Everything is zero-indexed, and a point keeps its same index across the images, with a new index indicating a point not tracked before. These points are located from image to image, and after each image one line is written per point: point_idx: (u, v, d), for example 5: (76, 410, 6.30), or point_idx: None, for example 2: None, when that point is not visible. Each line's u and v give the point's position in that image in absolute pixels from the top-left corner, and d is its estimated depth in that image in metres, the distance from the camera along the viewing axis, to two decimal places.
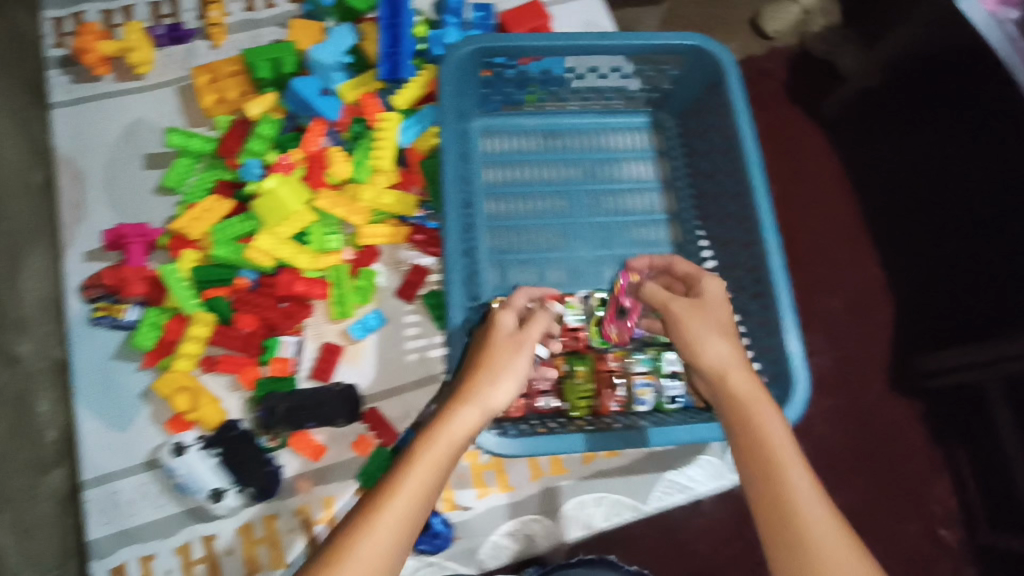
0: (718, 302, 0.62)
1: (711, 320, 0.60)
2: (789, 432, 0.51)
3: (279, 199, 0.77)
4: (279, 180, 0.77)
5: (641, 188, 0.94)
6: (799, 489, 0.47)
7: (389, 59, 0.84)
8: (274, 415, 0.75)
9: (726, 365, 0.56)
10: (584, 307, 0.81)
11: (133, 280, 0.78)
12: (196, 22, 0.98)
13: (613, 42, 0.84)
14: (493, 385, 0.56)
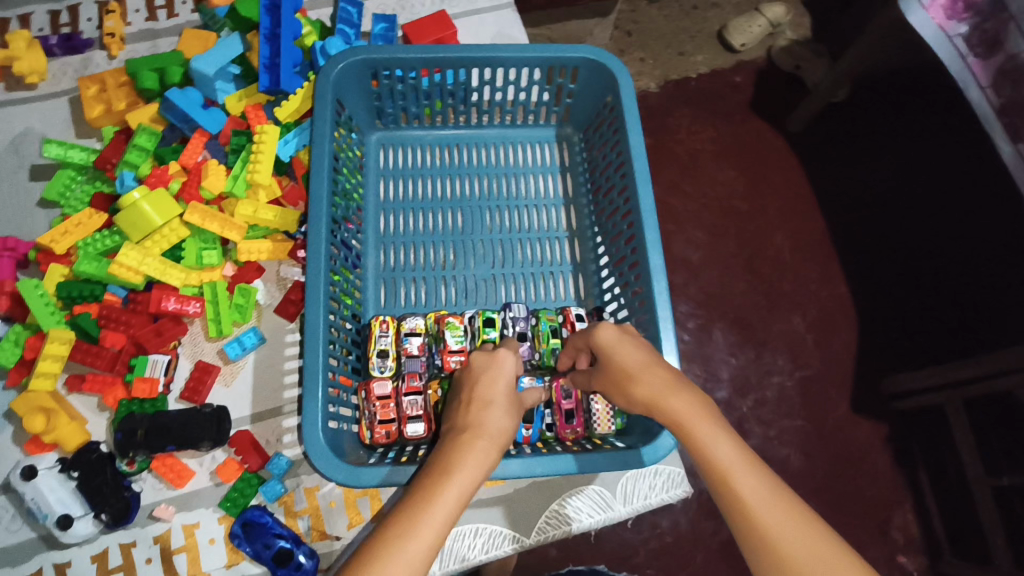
0: (617, 344, 0.61)
1: (618, 369, 0.59)
2: (734, 440, 0.50)
3: (144, 213, 0.75)
4: (142, 194, 0.75)
5: (543, 205, 0.91)
6: (752, 503, 0.46)
7: (269, 70, 0.84)
8: (133, 438, 0.71)
9: (656, 398, 0.55)
10: (466, 329, 0.79)
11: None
12: (94, 31, 0.97)
13: (501, 53, 0.82)
14: (492, 417, 0.58)
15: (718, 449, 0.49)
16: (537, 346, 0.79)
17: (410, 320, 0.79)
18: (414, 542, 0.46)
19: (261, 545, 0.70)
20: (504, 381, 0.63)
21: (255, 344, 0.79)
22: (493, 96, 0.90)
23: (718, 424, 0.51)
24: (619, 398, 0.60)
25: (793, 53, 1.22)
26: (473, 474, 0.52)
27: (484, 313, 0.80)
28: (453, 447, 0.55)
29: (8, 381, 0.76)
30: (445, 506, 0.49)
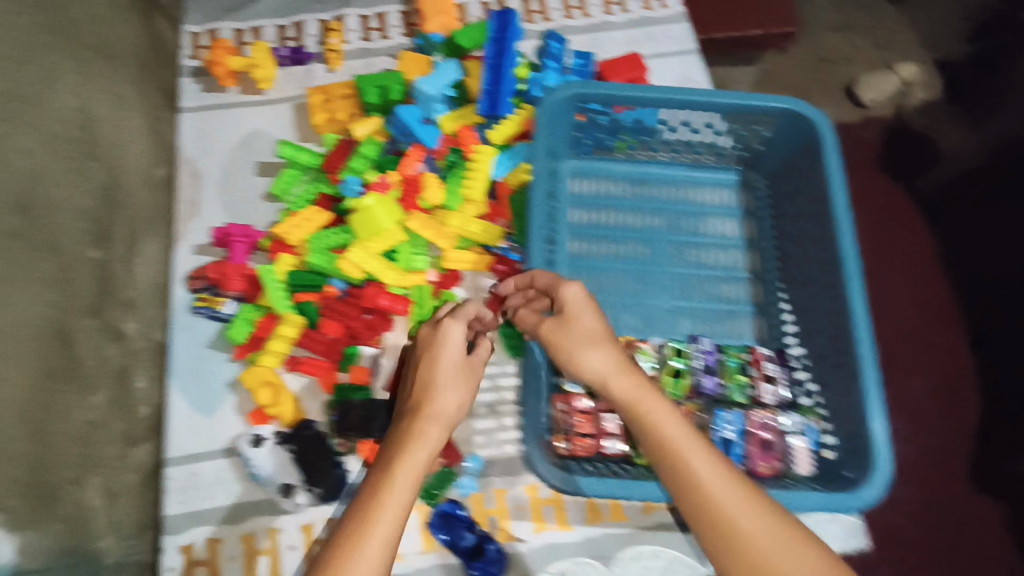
0: (580, 306, 0.65)
1: (582, 332, 0.63)
2: (688, 423, 0.58)
3: (372, 214, 0.81)
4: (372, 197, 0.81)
5: (724, 245, 0.94)
6: (704, 477, 0.54)
7: (490, 96, 0.87)
8: (348, 421, 0.78)
9: (610, 374, 0.60)
10: (657, 355, 0.83)
11: (234, 276, 0.84)
12: (317, 47, 1.06)
13: (707, 99, 0.85)
14: (438, 400, 0.66)
15: (670, 428, 0.57)
16: (722, 380, 0.82)
17: None
18: (386, 518, 0.55)
19: (457, 537, 0.75)
20: (454, 347, 0.70)
21: None
22: (687, 137, 0.93)
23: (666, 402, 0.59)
24: (559, 355, 0.65)
25: (924, 115, 1.20)
26: (418, 458, 0.60)
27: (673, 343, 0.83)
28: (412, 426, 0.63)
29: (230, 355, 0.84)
30: (408, 482, 0.58)
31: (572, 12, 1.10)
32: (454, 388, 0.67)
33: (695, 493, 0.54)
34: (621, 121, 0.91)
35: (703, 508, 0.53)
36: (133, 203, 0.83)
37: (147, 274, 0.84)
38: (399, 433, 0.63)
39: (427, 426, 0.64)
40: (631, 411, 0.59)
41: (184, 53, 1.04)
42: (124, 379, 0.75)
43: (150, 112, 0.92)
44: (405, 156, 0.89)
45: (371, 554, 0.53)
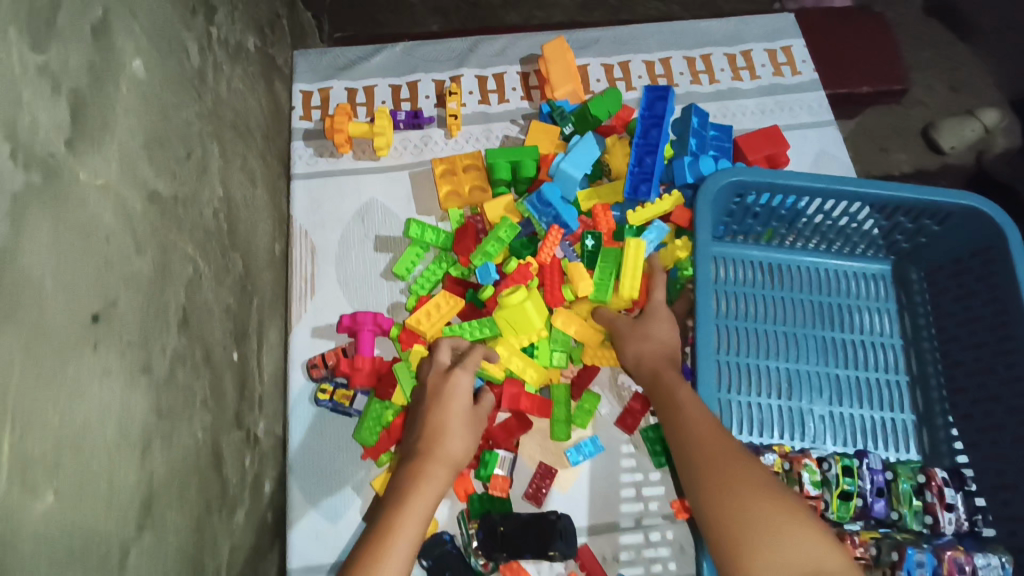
0: (659, 314, 0.77)
1: (645, 331, 0.76)
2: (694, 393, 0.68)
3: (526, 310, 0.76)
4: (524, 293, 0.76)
5: (881, 343, 0.87)
6: (700, 419, 0.65)
7: (637, 177, 0.85)
8: (494, 538, 0.72)
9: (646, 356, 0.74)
10: (824, 475, 0.75)
11: (365, 370, 0.80)
12: (433, 110, 1.01)
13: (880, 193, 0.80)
14: (447, 442, 0.68)
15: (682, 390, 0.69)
16: (895, 504, 0.75)
17: (767, 455, 0.76)
18: (405, 531, 0.60)
19: None
20: (460, 392, 0.71)
21: (595, 452, 0.78)
22: (846, 224, 0.87)
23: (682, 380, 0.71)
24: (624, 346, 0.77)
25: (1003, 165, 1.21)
26: (427, 499, 0.64)
27: (842, 460, 0.75)
28: (424, 453, 0.67)
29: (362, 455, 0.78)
30: (423, 508, 0.63)
31: (699, 77, 1.05)
32: (460, 430, 0.70)
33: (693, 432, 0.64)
34: (775, 209, 0.86)
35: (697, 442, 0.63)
36: (260, 288, 0.78)
37: (271, 364, 0.79)
38: (416, 455, 0.67)
39: (436, 465, 0.66)
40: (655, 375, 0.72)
41: (296, 114, 1.00)
42: (256, 489, 0.70)
43: (270, 184, 0.88)
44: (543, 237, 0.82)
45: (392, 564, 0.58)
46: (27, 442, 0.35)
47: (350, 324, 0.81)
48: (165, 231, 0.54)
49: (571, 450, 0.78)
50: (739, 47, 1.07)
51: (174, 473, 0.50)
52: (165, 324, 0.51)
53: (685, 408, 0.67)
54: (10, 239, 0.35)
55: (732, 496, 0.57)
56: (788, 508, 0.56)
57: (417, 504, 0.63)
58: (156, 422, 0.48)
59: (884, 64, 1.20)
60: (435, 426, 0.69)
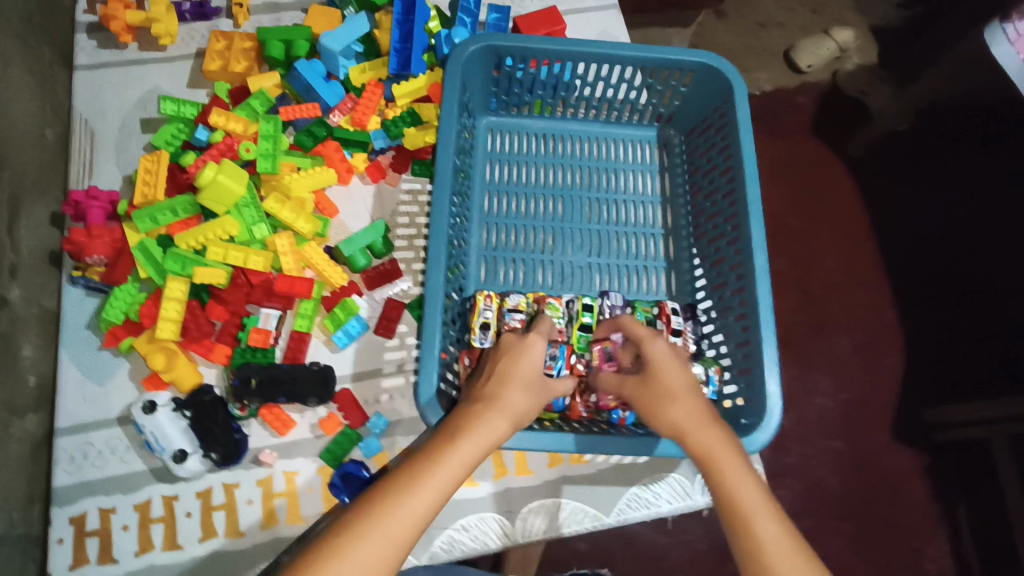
0: (665, 362, 0.65)
1: (664, 385, 0.64)
2: (746, 464, 0.57)
3: (223, 186, 0.78)
4: (220, 170, 0.78)
5: (641, 201, 0.94)
6: (752, 514, 0.53)
7: (400, 53, 0.88)
8: (249, 385, 0.75)
9: (688, 426, 0.60)
10: (566, 312, 0.81)
11: (100, 240, 0.79)
12: (222, 1, 1.01)
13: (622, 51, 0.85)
14: (468, 440, 0.57)
15: (746, 492, 0.55)
16: None
17: (513, 296, 0.81)
18: (408, 508, 0.50)
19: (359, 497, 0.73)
20: (532, 387, 0.64)
21: (361, 331, 0.82)
22: (604, 92, 0.93)
23: (745, 464, 0.57)
24: (649, 418, 0.64)
25: (859, 78, 1.22)
26: (429, 498, 0.51)
27: (584, 299, 0.82)
28: (470, 433, 0.57)
29: (103, 344, 0.79)
30: (422, 510, 0.51)
31: None
32: (481, 436, 0.58)
33: (753, 549, 0.51)
34: (539, 77, 0.90)
35: (756, 556, 0.51)
36: (16, 164, 0.79)
37: (33, 239, 0.80)
38: (436, 440, 0.57)
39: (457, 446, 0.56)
40: (710, 464, 0.58)
41: (80, 8, 0.99)
42: (6, 350, 0.72)
43: (37, 69, 0.87)
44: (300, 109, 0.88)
45: (361, 563, 0.46)
46: None
47: (83, 201, 0.82)
48: None
49: (336, 335, 0.81)
50: None
51: None
52: None
53: (728, 480, 0.56)
54: None
55: None
56: None
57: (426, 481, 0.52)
58: None
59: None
60: (476, 408, 0.60)
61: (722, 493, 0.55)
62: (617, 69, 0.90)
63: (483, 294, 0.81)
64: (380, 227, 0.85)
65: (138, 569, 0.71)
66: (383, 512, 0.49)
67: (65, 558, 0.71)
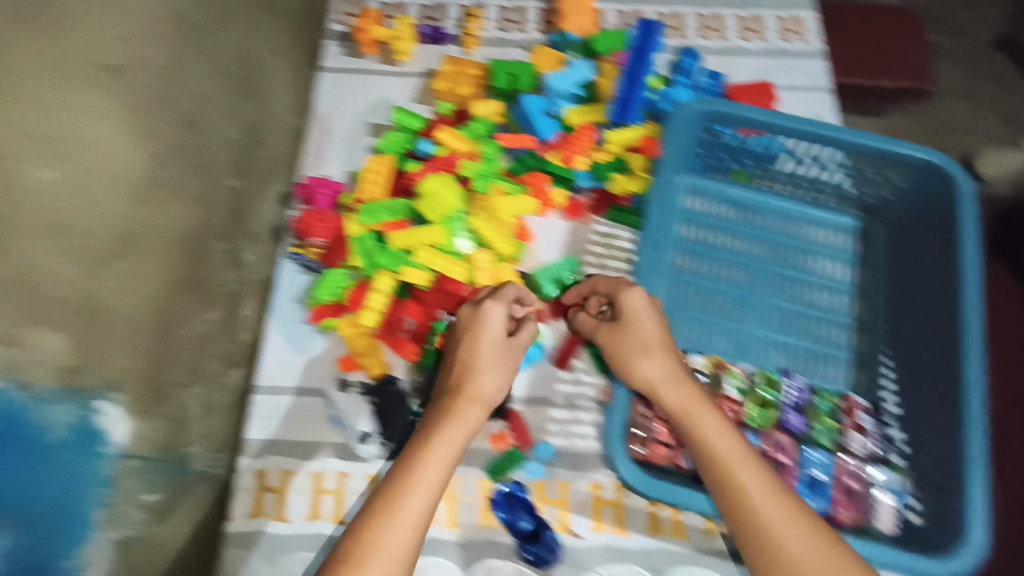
0: (643, 316, 0.76)
1: (637, 339, 0.75)
2: (730, 432, 0.69)
3: (439, 197, 0.84)
4: (438, 182, 0.85)
5: (830, 287, 0.92)
6: (733, 469, 0.67)
7: (622, 102, 0.92)
8: (435, 382, 0.82)
9: (654, 380, 0.73)
10: (745, 380, 0.83)
11: (322, 224, 0.87)
12: (455, 30, 1.09)
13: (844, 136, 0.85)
14: (436, 453, 0.64)
15: (723, 448, 0.68)
16: (811, 421, 0.81)
17: (697, 356, 0.84)
18: (402, 521, 0.59)
19: (514, 518, 0.77)
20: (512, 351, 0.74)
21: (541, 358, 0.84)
22: (815, 173, 0.93)
23: (718, 418, 0.70)
24: (619, 366, 0.77)
25: None
26: (413, 507, 0.60)
27: (766, 372, 0.84)
28: (440, 412, 0.68)
29: (309, 318, 0.86)
30: (418, 504, 0.61)
31: (707, 32, 1.11)
32: (458, 434, 0.66)
33: (742, 502, 0.65)
34: (750, 147, 0.92)
35: (744, 504, 0.65)
36: (270, 145, 0.88)
37: (268, 212, 0.89)
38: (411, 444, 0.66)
39: (453, 427, 0.67)
40: (687, 419, 0.71)
41: (332, 16, 1.10)
42: (233, 306, 0.79)
43: (295, 64, 0.98)
44: (516, 138, 0.92)
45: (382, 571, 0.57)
46: None
47: (315, 186, 0.92)
48: (184, 51, 0.65)
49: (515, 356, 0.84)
50: (750, 11, 1.13)
51: (157, 236, 0.60)
52: (166, 116, 0.62)
53: (714, 441, 0.69)
54: None
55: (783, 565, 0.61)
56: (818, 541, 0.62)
57: (416, 481, 0.62)
58: (143, 184, 0.58)
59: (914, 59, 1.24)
60: (447, 403, 0.69)
61: (709, 454, 0.68)
62: (832, 152, 0.90)
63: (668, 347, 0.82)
64: (572, 261, 0.89)
65: (307, 533, 0.75)
66: (386, 520, 0.59)
67: (246, 505, 0.77)
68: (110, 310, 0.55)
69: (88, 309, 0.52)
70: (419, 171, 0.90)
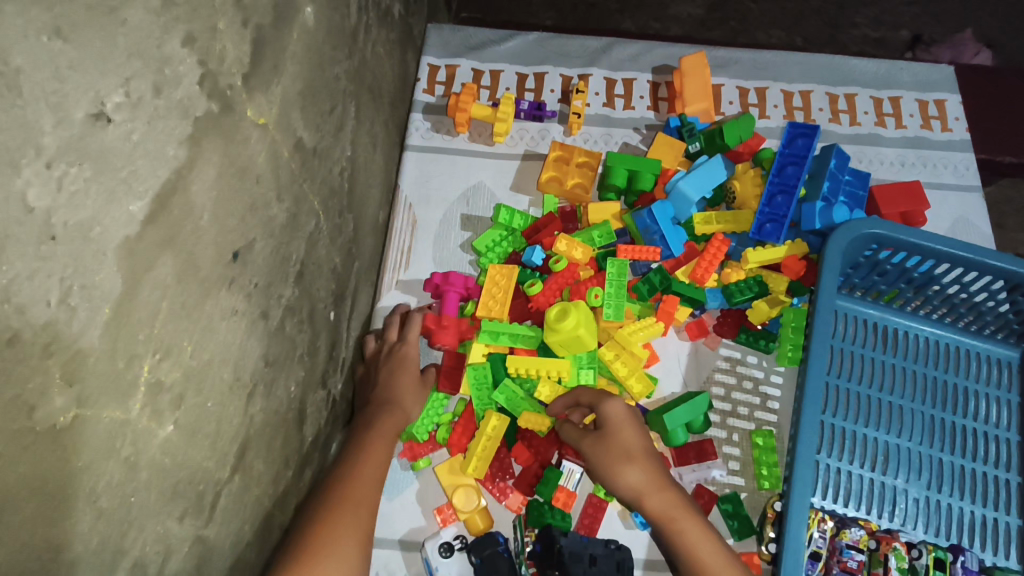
0: (622, 424, 0.67)
1: (619, 449, 0.65)
2: (700, 521, 0.62)
3: (578, 338, 0.74)
4: (580, 321, 0.74)
5: (996, 435, 0.78)
6: (709, 560, 0.60)
7: (764, 217, 0.81)
8: (552, 549, 0.68)
9: (644, 490, 0.63)
10: (912, 561, 0.69)
11: (448, 330, 0.78)
12: (556, 106, 0.98)
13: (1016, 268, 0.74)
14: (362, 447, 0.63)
15: (708, 550, 0.60)
16: None
17: (853, 528, 0.71)
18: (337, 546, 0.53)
19: None
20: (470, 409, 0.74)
21: None
22: (981, 300, 0.80)
23: (700, 523, 0.62)
24: (603, 478, 0.66)
25: None
26: (358, 514, 0.56)
27: (935, 551, 0.69)
28: (339, 476, 0.60)
29: (401, 455, 0.75)
30: (364, 493, 0.58)
31: (839, 116, 0.99)
32: (389, 433, 0.66)
33: None
34: (908, 269, 0.80)
35: None
36: (362, 252, 0.78)
37: (357, 328, 0.78)
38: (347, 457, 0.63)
39: (350, 508, 0.56)
40: (671, 525, 0.62)
41: (420, 86, 0.99)
42: (324, 451, 0.69)
43: (386, 148, 0.87)
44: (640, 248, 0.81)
45: None
46: (164, 366, 0.34)
47: (441, 283, 0.81)
48: (301, 182, 0.54)
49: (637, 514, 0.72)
50: (887, 92, 1.01)
51: (267, 425, 0.50)
52: (285, 275, 0.52)
53: (702, 545, 0.60)
54: (186, 164, 0.34)
55: None
56: None
57: (358, 485, 0.59)
58: (261, 371, 0.48)
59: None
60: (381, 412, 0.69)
61: (683, 549, 0.61)
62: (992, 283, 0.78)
63: (819, 514, 0.71)
64: (701, 403, 0.74)
65: None
66: (330, 538, 0.53)
67: None
68: (222, 544, 0.44)
69: (205, 558, 0.41)
70: (541, 293, 0.79)
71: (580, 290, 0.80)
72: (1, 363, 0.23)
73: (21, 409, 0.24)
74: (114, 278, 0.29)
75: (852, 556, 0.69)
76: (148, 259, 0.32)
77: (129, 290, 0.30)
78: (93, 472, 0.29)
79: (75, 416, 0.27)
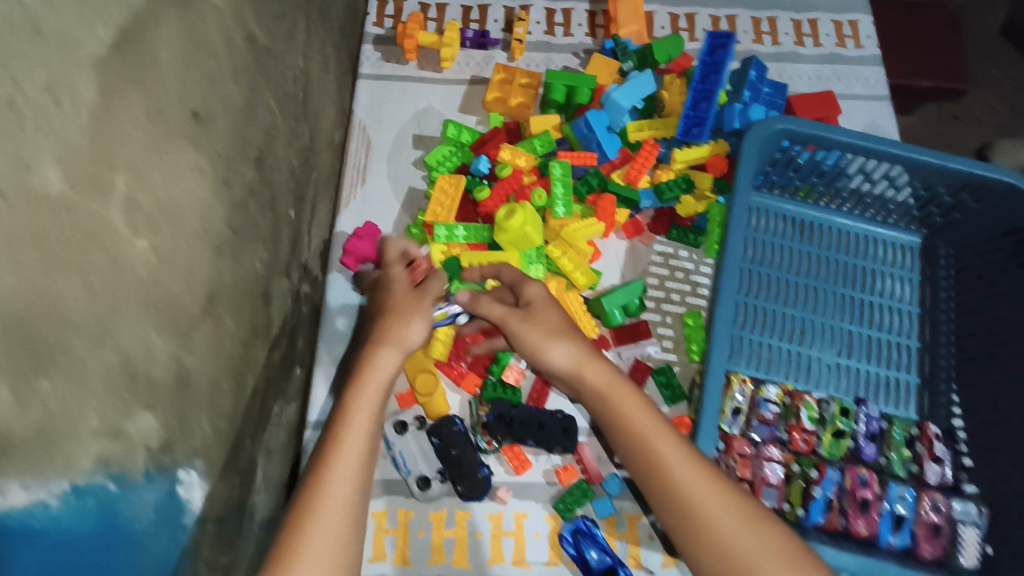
0: (545, 302, 0.69)
1: (547, 323, 0.67)
2: (640, 396, 0.62)
3: (526, 235, 0.80)
4: (527, 220, 0.80)
5: (897, 308, 0.89)
6: (650, 434, 0.59)
7: (689, 120, 0.89)
8: (502, 421, 0.76)
9: (574, 365, 0.64)
10: (821, 411, 0.79)
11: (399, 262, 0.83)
12: (500, 34, 1.04)
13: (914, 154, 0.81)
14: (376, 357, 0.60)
15: (644, 421, 0.60)
16: (885, 450, 0.79)
17: (769, 386, 0.80)
18: (348, 460, 0.52)
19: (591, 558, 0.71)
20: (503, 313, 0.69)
21: None
22: (884, 191, 0.89)
23: (637, 395, 0.62)
24: (533, 357, 0.67)
25: None
26: (370, 417, 0.55)
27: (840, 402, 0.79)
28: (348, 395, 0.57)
29: None
30: (373, 410, 0.56)
31: (762, 38, 1.07)
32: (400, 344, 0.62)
33: (662, 470, 0.57)
34: (817, 165, 0.88)
35: (662, 474, 0.57)
36: (318, 165, 0.83)
37: (318, 236, 0.84)
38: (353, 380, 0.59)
39: (355, 417, 0.55)
40: (606, 398, 0.62)
41: (370, 19, 1.04)
42: (291, 341, 0.75)
43: (338, 73, 0.92)
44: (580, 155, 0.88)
45: (339, 511, 0.49)
46: (138, 189, 0.40)
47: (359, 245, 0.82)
48: (256, 75, 0.60)
49: None
50: (806, 14, 1.09)
51: (233, 287, 0.56)
52: (244, 156, 0.58)
53: (638, 417, 0.60)
54: (147, 15, 0.40)
55: (712, 546, 0.54)
56: (743, 508, 0.56)
57: (362, 403, 0.56)
58: (226, 237, 0.54)
59: (945, 58, 1.15)
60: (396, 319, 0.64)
61: (617, 420, 0.61)
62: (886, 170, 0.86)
63: (740, 376, 0.80)
64: (638, 287, 0.83)
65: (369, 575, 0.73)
66: (341, 451, 0.53)
67: None
68: (198, 378, 0.50)
69: (182, 382, 0.47)
70: (490, 198, 0.85)
71: (524, 194, 0.87)
72: (5, 124, 0.29)
73: (23, 170, 0.30)
74: (89, 89, 0.35)
75: (768, 405, 0.79)
76: (117, 86, 0.37)
77: (102, 107, 0.36)
78: (86, 252, 0.35)
79: (66, 193, 0.33)
